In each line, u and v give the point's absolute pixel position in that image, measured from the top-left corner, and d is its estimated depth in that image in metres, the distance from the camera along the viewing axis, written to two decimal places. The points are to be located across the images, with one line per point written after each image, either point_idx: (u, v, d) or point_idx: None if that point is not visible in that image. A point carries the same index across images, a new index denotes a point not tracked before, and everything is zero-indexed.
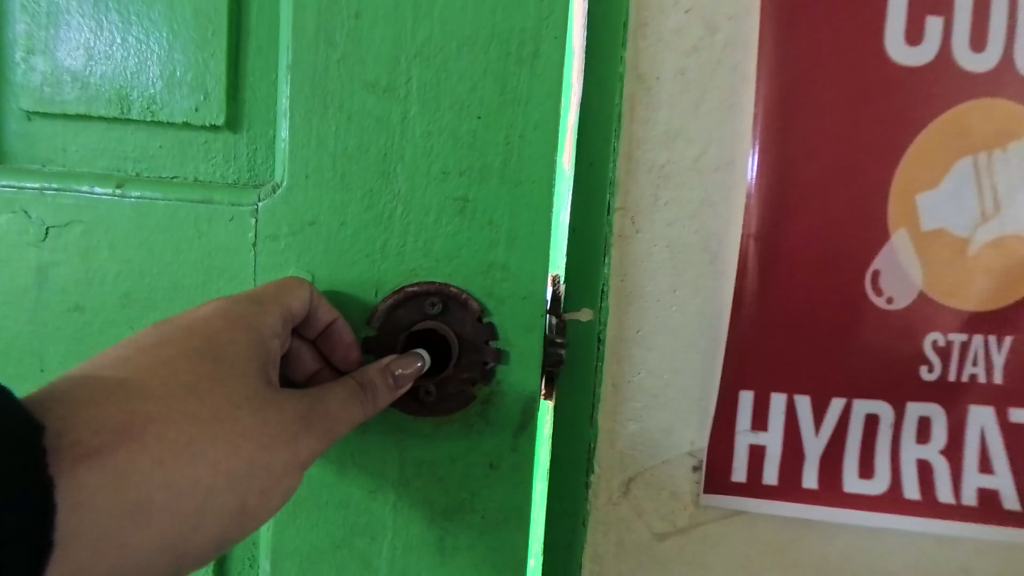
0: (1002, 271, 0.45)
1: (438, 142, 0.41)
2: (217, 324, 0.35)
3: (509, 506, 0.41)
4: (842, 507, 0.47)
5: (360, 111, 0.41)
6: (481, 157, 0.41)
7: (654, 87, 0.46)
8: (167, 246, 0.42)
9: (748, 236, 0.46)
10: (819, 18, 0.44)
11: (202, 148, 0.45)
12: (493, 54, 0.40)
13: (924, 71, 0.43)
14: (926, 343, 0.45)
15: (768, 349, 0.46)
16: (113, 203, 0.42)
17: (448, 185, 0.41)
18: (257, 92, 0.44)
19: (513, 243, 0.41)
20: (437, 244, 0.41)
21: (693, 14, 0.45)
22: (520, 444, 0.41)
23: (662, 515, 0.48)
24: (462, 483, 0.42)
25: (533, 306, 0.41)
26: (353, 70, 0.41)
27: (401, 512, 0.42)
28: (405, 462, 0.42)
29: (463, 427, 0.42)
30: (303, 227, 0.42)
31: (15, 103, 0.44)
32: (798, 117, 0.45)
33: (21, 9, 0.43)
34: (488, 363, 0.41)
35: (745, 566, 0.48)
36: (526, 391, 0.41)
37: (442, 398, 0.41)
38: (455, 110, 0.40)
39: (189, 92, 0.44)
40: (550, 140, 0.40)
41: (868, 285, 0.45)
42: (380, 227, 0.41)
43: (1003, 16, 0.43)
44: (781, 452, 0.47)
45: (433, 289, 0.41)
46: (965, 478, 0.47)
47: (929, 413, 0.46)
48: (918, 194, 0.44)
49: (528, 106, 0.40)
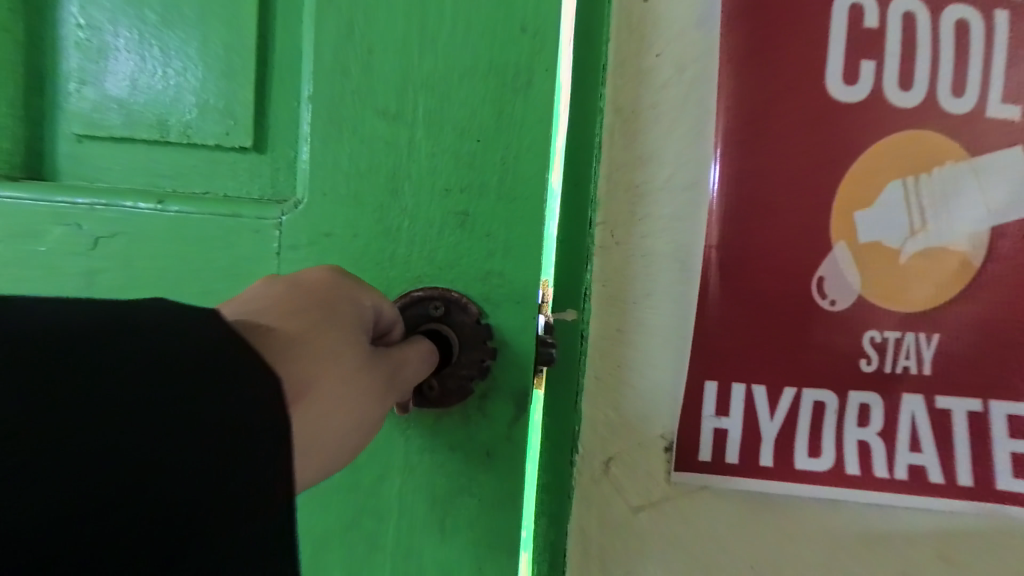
0: (927, 279, 0.51)
1: (441, 161, 0.46)
2: (324, 289, 0.34)
3: (503, 486, 0.47)
4: (795, 483, 0.53)
5: (372, 136, 0.47)
6: (480, 176, 0.46)
7: (631, 118, 0.51)
8: (200, 255, 0.48)
9: (710, 246, 0.51)
10: (773, 56, 0.50)
11: (230, 167, 0.50)
12: (489, 84, 0.45)
13: (861, 105, 0.49)
14: (864, 340, 0.51)
15: (731, 347, 0.51)
16: (155, 216, 0.49)
17: (449, 201, 0.46)
18: (280, 118, 0.50)
19: (508, 253, 0.46)
20: (440, 254, 0.47)
21: (664, 57, 0.51)
22: (513, 433, 0.47)
23: (639, 492, 0.53)
24: (461, 466, 0.47)
25: (525, 308, 0.46)
26: (366, 99, 0.46)
27: (406, 490, 0.47)
28: (410, 449, 0.47)
29: (462, 419, 0.47)
30: (320, 238, 0.47)
31: (67, 127, 0.51)
32: (755, 142, 0.50)
33: (74, 45, 0.50)
34: (486, 361, 0.46)
35: (711, 536, 0.53)
36: (519, 386, 0.47)
37: (444, 392, 0.46)
38: (456, 133, 0.46)
39: (221, 118, 0.50)
40: (539, 159, 0.45)
41: (813, 289, 0.51)
42: (389, 240, 0.47)
43: (924, 62, 0.50)
44: (741, 436, 0.52)
45: (436, 294, 0.46)
46: (899, 456, 0.52)
47: (867, 400, 0.52)
48: (856, 210, 0.50)
49: (519, 131, 0.45)
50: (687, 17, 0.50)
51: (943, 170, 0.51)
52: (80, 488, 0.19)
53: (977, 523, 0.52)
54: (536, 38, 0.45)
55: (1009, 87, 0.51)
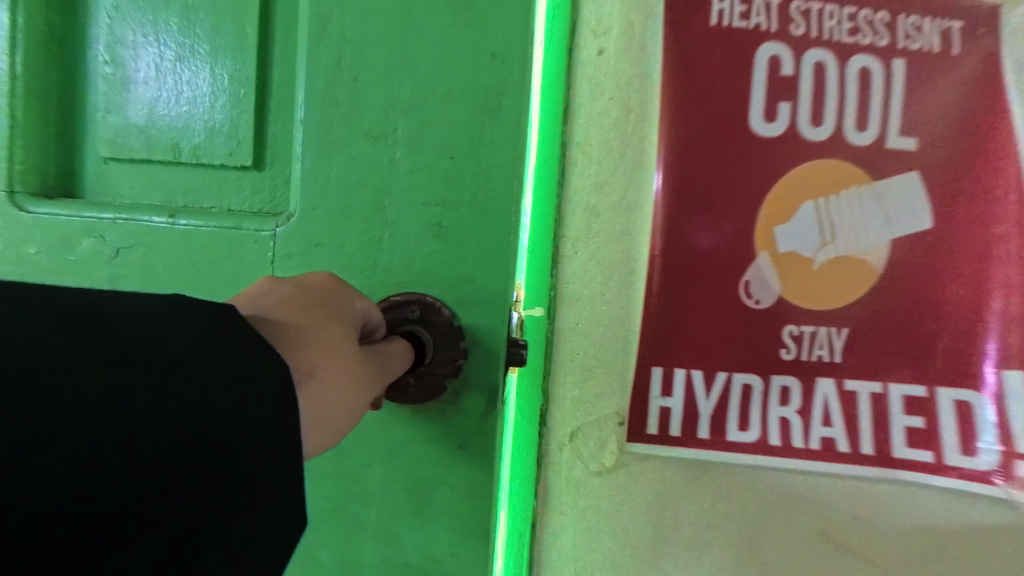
0: (837, 283, 0.62)
1: (420, 178, 0.57)
2: (324, 292, 0.38)
3: (464, 450, 0.58)
4: (726, 451, 0.63)
5: (359, 155, 0.57)
6: (453, 192, 0.56)
7: (586, 150, 0.61)
8: (208, 260, 0.59)
9: (654, 255, 0.61)
10: (706, 98, 0.60)
11: (234, 183, 0.60)
12: (459, 111, 0.56)
13: (778, 140, 0.60)
14: (783, 332, 0.62)
15: (672, 339, 0.62)
16: (168, 228, 0.59)
17: (428, 214, 0.57)
18: (278, 140, 0.60)
19: (477, 258, 0.57)
20: (419, 260, 0.57)
21: (614, 100, 0.61)
22: (483, 427, 0.57)
23: (596, 460, 0.64)
24: (436, 452, 0.58)
25: (493, 306, 0.57)
26: (353, 122, 0.57)
27: (392, 466, 0.58)
28: (396, 435, 0.58)
29: (438, 412, 0.58)
30: (312, 248, 0.58)
31: (95, 151, 0.61)
32: (692, 170, 0.61)
33: (101, 80, 0.60)
34: (457, 360, 0.56)
35: (657, 494, 0.64)
36: (488, 384, 0.57)
37: (421, 385, 0.56)
38: (433, 153, 0.56)
39: (225, 140, 0.60)
40: (504, 176, 0.56)
41: (740, 291, 0.61)
42: (375, 250, 0.57)
43: (832, 103, 0.61)
44: (682, 411, 0.63)
45: (414, 300, 0.56)
46: (814, 430, 0.62)
47: (787, 383, 0.62)
48: (776, 225, 0.61)
49: (484, 153, 0.56)
50: (633, 64, 0.60)
51: (850, 193, 0.61)
52: (144, 464, 0.22)
53: (880, 484, 0.62)
54: (495, 72, 0.55)
55: (902, 121, 0.62)
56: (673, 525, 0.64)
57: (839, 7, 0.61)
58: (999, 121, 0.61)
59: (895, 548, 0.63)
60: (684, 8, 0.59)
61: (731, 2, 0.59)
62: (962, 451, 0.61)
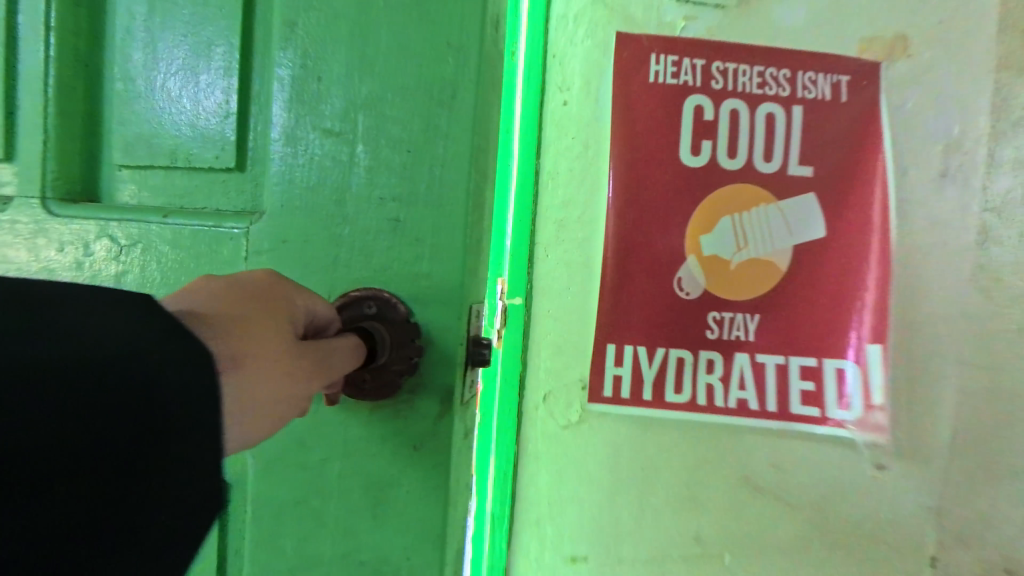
0: (750, 279, 0.79)
1: (379, 173, 0.57)
2: (257, 283, 0.38)
3: (422, 450, 0.58)
4: (665, 409, 0.81)
5: (321, 153, 0.57)
6: (411, 185, 0.57)
7: (555, 177, 0.80)
8: (191, 262, 0.59)
9: (608, 258, 0.79)
10: (647, 137, 0.78)
11: (221, 184, 0.60)
12: (423, 102, 0.56)
13: (702, 169, 0.78)
14: (708, 317, 0.80)
15: (622, 322, 0.80)
16: (160, 227, 0.59)
17: (385, 209, 0.57)
18: (258, 140, 0.59)
19: (434, 253, 0.57)
20: (377, 255, 0.57)
21: (577, 139, 0.79)
22: (440, 426, 0.58)
23: (564, 416, 0.82)
24: (391, 455, 0.58)
25: (450, 305, 0.57)
26: (314, 118, 0.56)
27: (346, 465, 0.58)
28: (350, 435, 0.58)
29: (392, 411, 0.58)
30: (279, 244, 0.58)
31: (111, 158, 0.62)
32: (638, 191, 0.78)
33: (114, 93, 0.61)
34: (413, 358, 0.56)
35: (612, 443, 0.82)
36: (444, 383, 0.58)
37: (376, 384, 0.56)
38: (392, 147, 0.56)
39: (213, 146, 0.60)
40: (460, 169, 0.56)
41: (675, 285, 0.79)
42: (335, 245, 0.58)
43: (744, 141, 0.79)
44: (631, 379, 0.80)
45: (370, 295, 0.57)
46: (733, 393, 0.80)
47: (713, 357, 0.80)
48: (702, 235, 0.79)
49: (445, 144, 0.56)
50: (590, 111, 0.78)
51: (759, 210, 0.79)
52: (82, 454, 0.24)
53: (781, 433, 0.81)
54: (460, 69, 0.56)
55: (799, 154, 0.80)
56: (625, 467, 0.83)
57: (750, 67, 0.79)
58: (869, 155, 0.80)
59: (790, 478, 0.84)
60: (629, 69, 0.78)
61: (665, 65, 0.78)
62: (837, 406, 0.81)
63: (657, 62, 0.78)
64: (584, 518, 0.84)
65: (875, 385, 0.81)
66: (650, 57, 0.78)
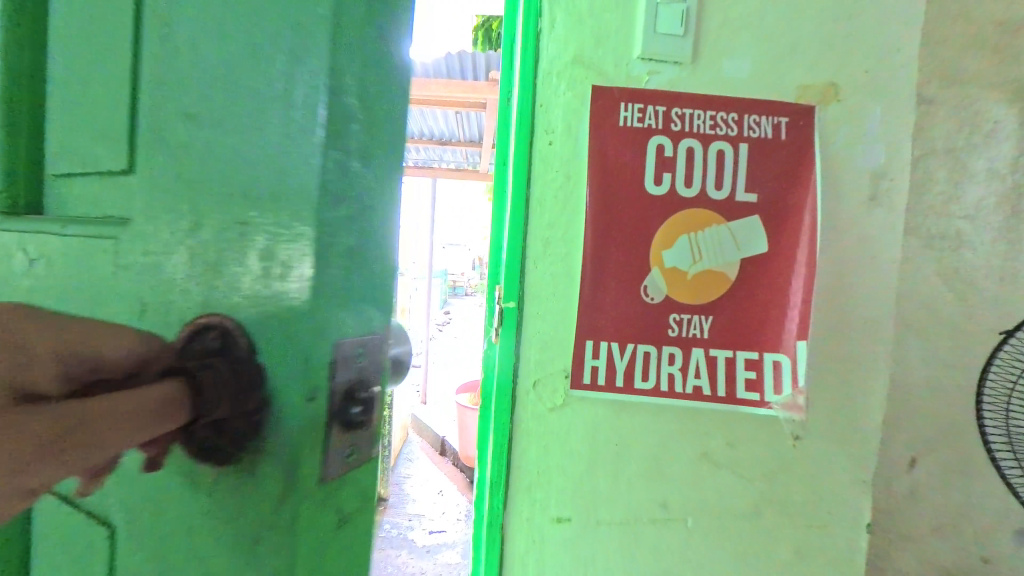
0: (703, 286, 0.96)
1: (227, 139, 0.39)
2: (23, 325, 0.29)
3: (278, 535, 0.38)
4: (635, 394, 0.97)
5: (167, 122, 0.41)
6: (269, 157, 0.38)
7: (542, 202, 0.97)
8: (85, 285, 0.44)
9: (586, 269, 0.96)
10: (618, 170, 0.95)
11: (112, 185, 0.44)
12: (283, 23, 0.38)
13: (663, 196, 0.95)
14: (669, 318, 0.96)
15: (598, 322, 0.96)
16: (56, 242, 0.45)
17: (235, 192, 0.39)
18: (152, 119, 0.41)
19: (301, 254, 0.38)
20: (227, 259, 0.40)
21: (560, 172, 0.97)
22: (290, 514, 0.38)
23: (550, 400, 0.99)
24: (234, 536, 0.39)
25: (306, 337, 0.38)
26: (167, 68, 0.40)
27: (193, 549, 0.40)
28: (193, 506, 0.40)
29: (232, 488, 0.39)
30: (135, 249, 0.43)
31: None
32: (610, 214, 0.95)
33: None
34: (254, 410, 0.38)
35: (589, 423, 0.99)
36: (293, 451, 0.39)
37: (218, 442, 0.39)
38: (249, 103, 0.38)
39: (103, 134, 0.43)
40: (338, 135, 0.39)
41: (641, 291, 0.96)
42: (184, 246, 0.41)
43: (698, 173, 0.96)
44: (606, 369, 0.97)
45: (213, 323, 0.40)
46: (691, 381, 0.97)
47: (673, 351, 0.96)
48: (664, 250, 0.96)
49: (314, 93, 0.38)
50: (571, 149, 0.96)
51: (711, 230, 0.96)
52: None
53: (730, 413, 0.98)
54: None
55: (745, 183, 0.96)
56: (601, 443, 0.99)
57: (704, 111, 0.96)
58: (803, 184, 0.97)
59: (740, 452, 1.00)
60: (602, 115, 0.95)
61: (632, 112, 0.95)
62: (773, 391, 0.97)
63: (625, 110, 0.95)
64: (566, 486, 1.00)
65: (800, 371, 0.96)
66: (620, 106, 0.95)
